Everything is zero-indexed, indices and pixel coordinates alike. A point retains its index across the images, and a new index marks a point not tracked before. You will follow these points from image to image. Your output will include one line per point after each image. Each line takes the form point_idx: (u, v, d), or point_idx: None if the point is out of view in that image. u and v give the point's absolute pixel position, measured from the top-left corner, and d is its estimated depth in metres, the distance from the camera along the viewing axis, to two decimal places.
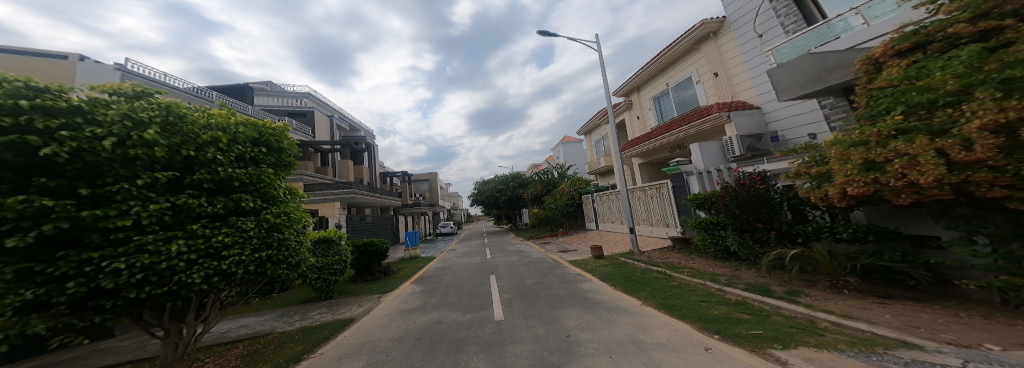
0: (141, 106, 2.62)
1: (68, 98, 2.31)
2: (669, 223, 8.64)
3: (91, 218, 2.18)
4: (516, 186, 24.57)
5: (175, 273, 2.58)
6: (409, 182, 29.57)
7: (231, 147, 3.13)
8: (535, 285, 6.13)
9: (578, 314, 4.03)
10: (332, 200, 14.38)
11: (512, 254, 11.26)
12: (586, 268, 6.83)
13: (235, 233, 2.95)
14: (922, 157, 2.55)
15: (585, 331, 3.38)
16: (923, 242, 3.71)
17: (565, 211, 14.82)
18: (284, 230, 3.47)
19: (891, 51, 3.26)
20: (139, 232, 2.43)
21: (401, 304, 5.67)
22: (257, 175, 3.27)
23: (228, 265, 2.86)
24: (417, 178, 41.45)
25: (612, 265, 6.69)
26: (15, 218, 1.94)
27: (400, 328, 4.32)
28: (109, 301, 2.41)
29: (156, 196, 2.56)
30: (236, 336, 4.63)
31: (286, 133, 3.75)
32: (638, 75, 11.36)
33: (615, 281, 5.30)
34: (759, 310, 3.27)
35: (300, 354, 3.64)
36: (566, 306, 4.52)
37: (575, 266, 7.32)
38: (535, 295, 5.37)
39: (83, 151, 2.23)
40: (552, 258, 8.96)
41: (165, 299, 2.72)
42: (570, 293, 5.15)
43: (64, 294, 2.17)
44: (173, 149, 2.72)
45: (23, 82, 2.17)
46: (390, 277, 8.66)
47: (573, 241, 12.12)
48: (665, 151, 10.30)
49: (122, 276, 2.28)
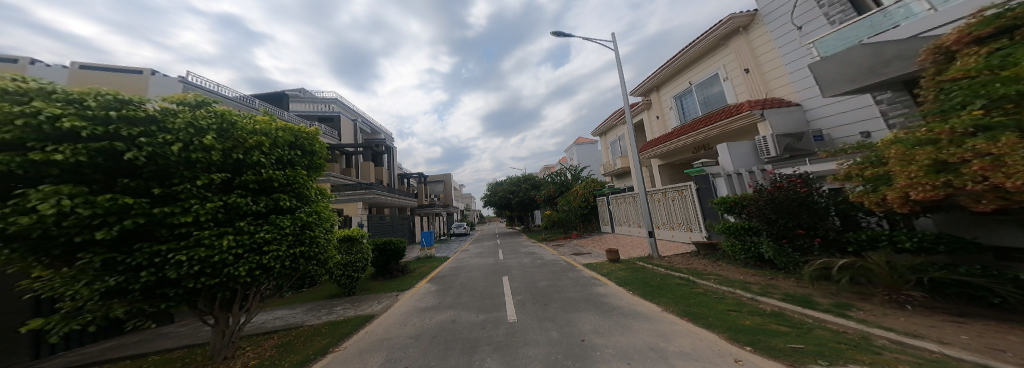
0: (201, 115, 2.87)
1: (145, 109, 2.63)
2: (693, 227, 8.34)
3: (160, 214, 2.45)
4: (529, 187, 24.48)
5: (225, 266, 2.76)
6: (424, 183, 30.16)
7: (272, 151, 3.27)
8: (549, 287, 6.04)
9: (593, 319, 3.96)
10: (354, 200, 14.84)
11: (525, 256, 11.21)
12: (603, 272, 6.71)
13: (274, 230, 3.08)
14: (1010, 157, 2.28)
15: (601, 336, 3.31)
16: (1012, 256, 3.44)
17: (578, 213, 14.59)
18: (315, 228, 3.58)
19: (967, 38, 3.03)
20: (197, 228, 2.66)
21: (417, 302, 5.76)
22: (294, 177, 3.39)
23: (268, 259, 3.00)
24: (433, 178, 42.41)
25: (629, 269, 6.53)
26: (103, 214, 2.23)
27: (416, 326, 4.39)
28: (173, 290, 2.64)
29: (212, 195, 2.77)
30: (271, 328, 4.83)
31: (319, 137, 3.89)
32: (657, 74, 11.12)
33: (632, 286, 5.17)
34: (799, 323, 3.07)
35: (325, 348, 3.73)
36: (580, 309, 4.46)
37: (589, 269, 7.21)
38: (551, 298, 5.27)
39: (156, 155, 2.52)
40: (565, 261, 8.88)
41: (217, 290, 2.91)
42: (584, 296, 5.08)
43: (138, 282, 2.43)
44: (225, 152, 2.91)
45: (113, 95, 2.50)
46: (408, 276, 8.81)
47: (586, 244, 11.88)
48: (689, 152, 9.96)
49: (183, 268, 2.51)
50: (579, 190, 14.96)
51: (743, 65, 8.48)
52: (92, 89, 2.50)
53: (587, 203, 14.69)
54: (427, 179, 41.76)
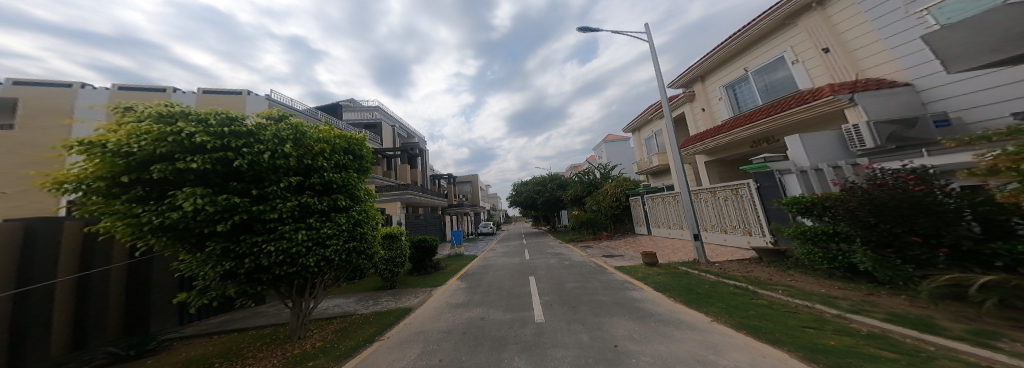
0: (282, 126, 3.40)
1: (245, 124, 3.25)
2: (753, 230, 7.70)
3: (256, 212, 3.02)
4: (556, 186, 24.18)
5: (300, 257, 3.25)
6: (453, 184, 30.97)
7: (331, 156, 3.71)
8: (578, 289, 5.89)
9: (627, 324, 3.75)
10: (392, 201, 15.64)
11: (553, 256, 11.06)
12: (640, 275, 6.38)
13: (334, 227, 3.49)
14: None
15: (637, 342, 3.12)
16: None
17: (608, 213, 14.12)
18: (364, 226, 3.92)
19: None
20: (282, 223, 3.19)
21: (449, 299, 5.85)
22: (348, 178, 3.79)
23: (330, 252, 3.43)
24: (460, 179, 43.42)
25: (669, 274, 6.16)
26: (221, 210, 2.88)
27: (449, 321, 4.47)
28: (264, 275, 3.23)
29: (291, 195, 3.28)
30: (330, 314, 5.21)
31: (365, 143, 4.12)
32: (703, 63, 10.41)
33: (673, 292, 4.83)
34: (896, 344, 2.54)
35: (371, 337, 3.92)
36: (612, 314, 4.27)
37: (622, 272, 6.91)
38: (579, 301, 5.10)
39: (254, 162, 3.11)
40: (596, 263, 8.61)
41: (293, 277, 3.44)
42: (616, 301, 4.86)
43: (243, 267, 3.05)
44: (297, 159, 3.40)
45: (225, 113, 3.16)
46: (440, 273, 9.06)
47: (618, 246, 11.45)
48: (746, 146, 9.10)
49: (272, 256, 3.07)
50: (610, 189, 14.45)
51: (820, 45, 7.50)
52: (212, 109, 3.21)
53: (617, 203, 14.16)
54: (454, 180, 42.79)
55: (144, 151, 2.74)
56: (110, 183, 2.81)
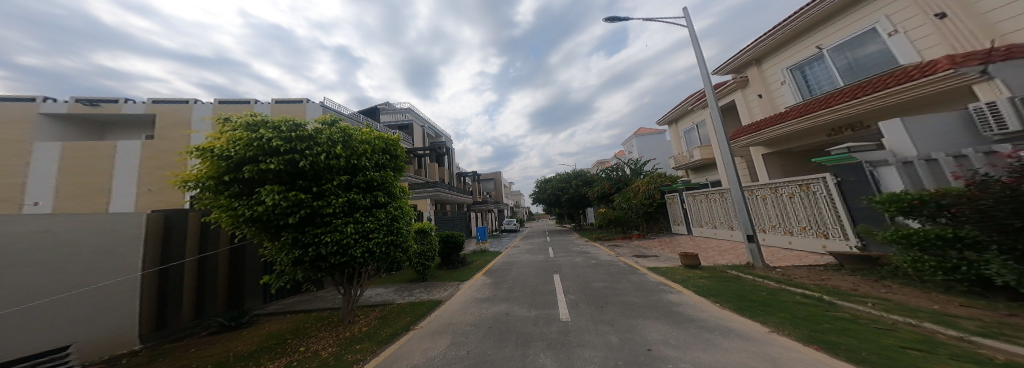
0: (332, 130, 4.19)
1: (305, 129, 4.05)
2: (829, 233, 6.54)
3: (317, 208, 3.80)
4: (582, 183, 23.64)
5: (349, 248, 3.98)
6: (477, 181, 31.55)
7: (372, 157, 4.45)
8: (606, 289, 5.67)
9: (663, 328, 3.54)
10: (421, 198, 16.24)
11: (578, 255, 10.80)
12: (678, 277, 5.98)
13: (375, 221, 4.18)
14: None
15: (674, 348, 2.91)
16: None
17: (639, 211, 13.51)
18: (399, 220, 4.58)
19: None
20: (336, 217, 3.95)
21: (475, 293, 5.90)
22: (384, 178, 4.50)
23: (372, 244, 4.12)
24: (484, 176, 44.02)
25: (710, 277, 5.72)
26: (292, 205, 3.69)
27: (476, 314, 4.51)
28: (323, 262, 4.00)
29: (342, 193, 4.03)
30: (371, 302, 5.66)
31: (398, 143, 4.89)
32: (759, 45, 9.59)
33: (717, 297, 4.44)
34: (996, 360, 2.14)
35: (405, 326, 4.17)
36: (645, 316, 4.05)
37: (656, 274, 6.52)
38: (606, 301, 4.90)
39: (314, 162, 3.91)
40: (626, 263, 8.26)
41: (344, 266, 4.19)
42: (650, 303, 4.61)
43: (308, 254, 3.85)
44: (346, 160, 4.16)
45: (291, 121, 3.99)
46: (467, 268, 9.17)
47: (652, 246, 10.90)
48: (826, 134, 8.07)
49: (329, 245, 3.83)
50: (643, 187, 13.77)
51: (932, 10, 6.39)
52: (281, 118, 4.05)
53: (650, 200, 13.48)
54: (479, 178, 43.43)
55: (239, 154, 3.63)
56: (217, 181, 3.74)
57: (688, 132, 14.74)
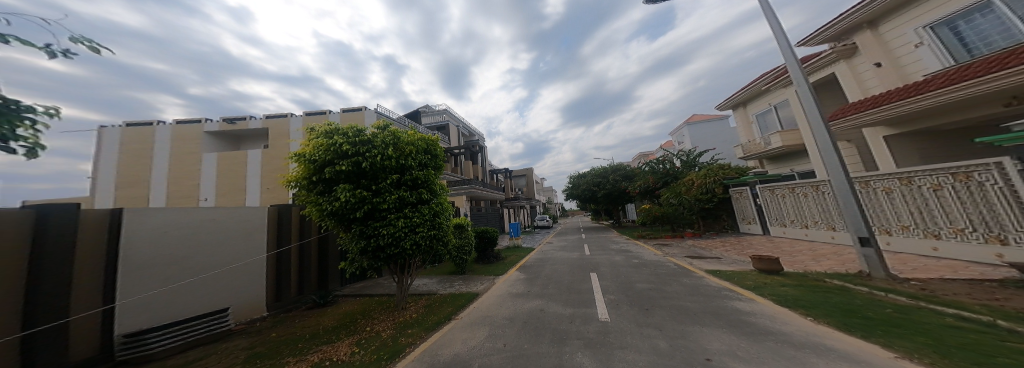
0: (384, 133, 4.62)
1: (363, 133, 4.52)
2: (1007, 238, 4.64)
3: (374, 204, 4.24)
4: (620, 178, 22.50)
5: (400, 241, 4.34)
6: (509, 178, 31.76)
7: (417, 156, 4.78)
8: (651, 291, 5.27)
9: (723, 337, 3.17)
10: (458, 195, 16.77)
11: (618, 253, 10.23)
12: (751, 282, 5.20)
13: (420, 217, 4.50)
14: None
15: (738, 360, 2.59)
16: None
17: (695, 207, 12.29)
18: (440, 216, 4.84)
19: None
20: (389, 213, 4.35)
21: (510, 288, 5.95)
22: (428, 176, 4.80)
23: (419, 238, 4.44)
24: (516, 173, 44.04)
25: (773, 282, 5.06)
26: (356, 201, 4.18)
27: (511, 308, 4.63)
28: (380, 254, 4.43)
29: (394, 191, 4.41)
30: (420, 291, 6.22)
31: (439, 143, 5.18)
32: (873, 7, 7.92)
33: (786, 305, 3.89)
34: None
35: (447, 316, 4.55)
36: (700, 323, 3.68)
37: (710, 276, 5.91)
38: (649, 304, 4.59)
39: (370, 163, 4.34)
40: (671, 263, 7.68)
41: (397, 258, 4.58)
42: (706, 309, 4.18)
43: (368, 245, 4.32)
44: (396, 160, 4.53)
45: (353, 127, 4.50)
46: (502, 263, 9.26)
47: (705, 246, 9.95)
48: (992, 106, 6.17)
49: (384, 238, 4.24)
50: (702, 181, 12.35)
51: None
52: (347, 125, 4.60)
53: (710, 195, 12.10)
54: (511, 174, 43.57)
55: (320, 159, 4.31)
56: (308, 182, 4.45)
57: (762, 116, 13.17)
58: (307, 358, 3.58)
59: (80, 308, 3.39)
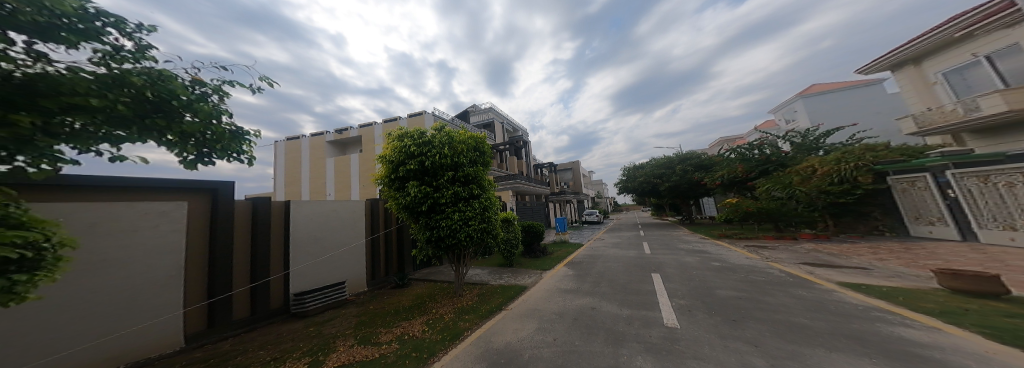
0: (440, 134, 5.10)
1: (423, 134, 5.04)
2: None
3: (435, 199, 4.71)
4: (692, 168, 19.49)
5: (458, 233, 4.74)
6: (555, 171, 31.25)
7: (468, 154, 5.16)
8: (737, 299, 4.55)
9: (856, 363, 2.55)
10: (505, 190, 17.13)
11: (689, 254, 8.98)
12: (937, 305, 3.79)
13: (473, 211, 4.87)
14: None
15: None
16: None
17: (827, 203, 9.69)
18: (491, 210, 5.15)
19: None
20: (447, 208, 4.77)
21: (558, 283, 6.14)
22: (479, 172, 5.14)
23: (473, 231, 4.80)
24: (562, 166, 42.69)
25: (904, 301, 4.03)
26: (420, 197, 4.70)
27: (560, 304, 4.83)
28: (440, 245, 4.89)
29: (451, 187, 4.83)
30: (477, 279, 6.81)
31: (486, 140, 5.52)
32: None
33: (950, 335, 2.97)
34: None
35: (498, 305, 4.91)
36: (814, 341, 3.03)
37: (827, 290, 4.80)
38: (732, 313, 4.00)
39: (430, 161, 4.82)
40: (752, 268, 6.64)
41: (455, 249, 5.02)
42: (827, 327, 3.38)
43: (430, 237, 4.82)
44: (451, 158, 4.95)
45: (415, 130, 5.07)
46: (549, 257, 9.19)
47: (804, 251, 8.25)
48: None
49: (444, 230, 4.70)
50: (833, 167, 9.56)
51: None
52: (409, 128, 5.17)
53: (849, 183, 9.14)
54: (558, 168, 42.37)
55: (395, 159, 4.88)
56: (387, 180, 5.03)
57: (957, 74, 9.71)
58: (392, 330, 4.14)
59: (274, 268, 5.03)
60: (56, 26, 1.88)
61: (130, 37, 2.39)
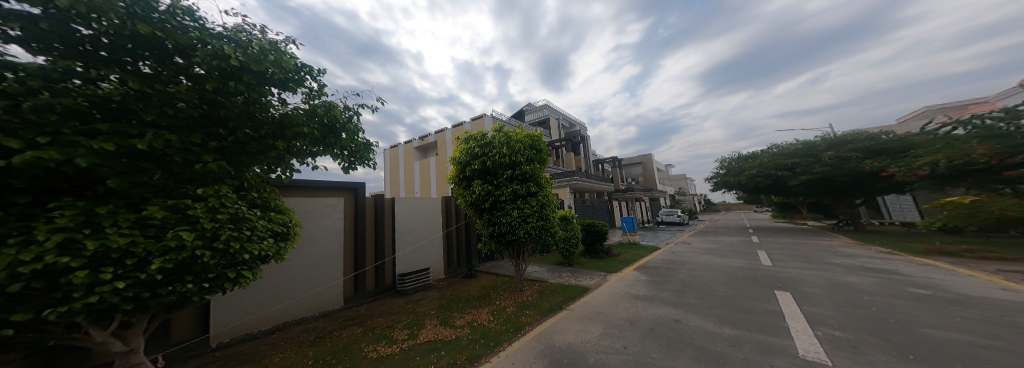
0: (499, 135, 6.15)
1: (485, 137, 6.20)
2: None
3: (497, 197, 5.85)
4: (860, 154, 14.13)
5: (517, 228, 5.79)
6: (618, 167, 30.06)
7: (524, 153, 6.12)
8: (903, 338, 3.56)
9: None
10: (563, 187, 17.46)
11: (856, 273, 6.80)
12: None
13: (530, 208, 5.83)
14: None
15: None
16: None
17: None
18: (546, 208, 6.06)
19: None
20: (507, 204, 5.87)
21: (630, 289, 6.27)
22: (533, 170, 6.07)
23: (530, 226, 5.76)
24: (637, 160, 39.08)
25: None
26: (486, 196, 5.93)
27: (631, 312, 4.92)
28: (503, 238, 6.03)
29: (510, 186, 5.88)
30: (536, 276, 7.73)
31: (541, 138, 6.40)
32: None
33: None
34: None
35: (559, 305, 5.47)
36: None
37: None
38: (937, 359, 3.02)
39: (492, 162, 5.96)
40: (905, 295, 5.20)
41: (516, 243, 6.08)
42: None
43: (494, 230, 6.04)
44: (509, 158, 5.98)
45: (479, 133, 6.25)
46: (612, 259, 9.75)
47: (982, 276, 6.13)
48: None
49: (505, 226, 5.82)
50: None
51: None
52: (473, 131, 6.41)
53: None
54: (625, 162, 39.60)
55: (465, 161, 6.20)
56: (458, 179, 6.39)
57: None
58: (464, 316, 5.17)
59: (387, 252, 7.02)
60: (288, 78, 3.40)
61: (318, 79, 3.98)
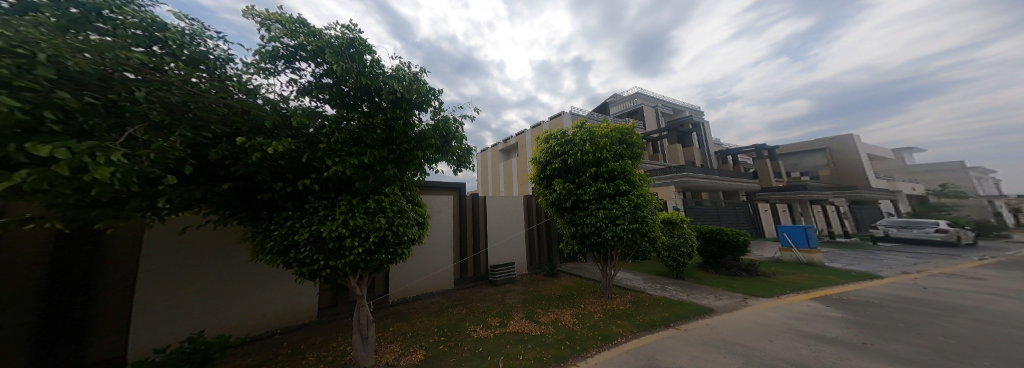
0: (580, 131, 5.40)
1: (565, 133, 5.53)
2: None
3: (580, 195, 5.05)
4: None
5: (604, 229, 4.83)
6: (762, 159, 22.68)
7: (612, 148, 5.18)
8: None
9: None
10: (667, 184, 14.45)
11: None
12: None
13: (621, 209, 4.81)
14: None
15: None
16: None
17: None
18: (643, 208, 4.95)
19: None
20: (590, 205, 5.01)
21: (805, 324, 4.02)
22: (625, 165, 5.08)
23: (620, 229, 4.74)
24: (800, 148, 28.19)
25: None
26: (566, 195, 5.20)
27: (806, 355, 3.04)
28: (586, 239, 5.17)
29: (596, 185, 4.99)
30: (629, 285, 6.41)
31: (633, 130, 5.36)
32: None
33: None
34: None
35: (662, 322, 4.20)
36: None
37: None
38: None
39: (571, 159, 5.25)
40: None
41: (602, 246, 5.14)
42: None
43: (575, 232, 5.24)
44: (592, 154, 5.16)
45: (558, 130, 5.66)
46: (756, 278, 6.93)
47: None
48: None
49: (591, 227, 4.94)
50: None
51: None
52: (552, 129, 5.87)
53: None
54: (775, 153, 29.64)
55: (542, 160, 5.64)
56: (538, 179, 5.82)
57: None
58: (549, 314, 4.69)
59: (480, 243, 7.22)
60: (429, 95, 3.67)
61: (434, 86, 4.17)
